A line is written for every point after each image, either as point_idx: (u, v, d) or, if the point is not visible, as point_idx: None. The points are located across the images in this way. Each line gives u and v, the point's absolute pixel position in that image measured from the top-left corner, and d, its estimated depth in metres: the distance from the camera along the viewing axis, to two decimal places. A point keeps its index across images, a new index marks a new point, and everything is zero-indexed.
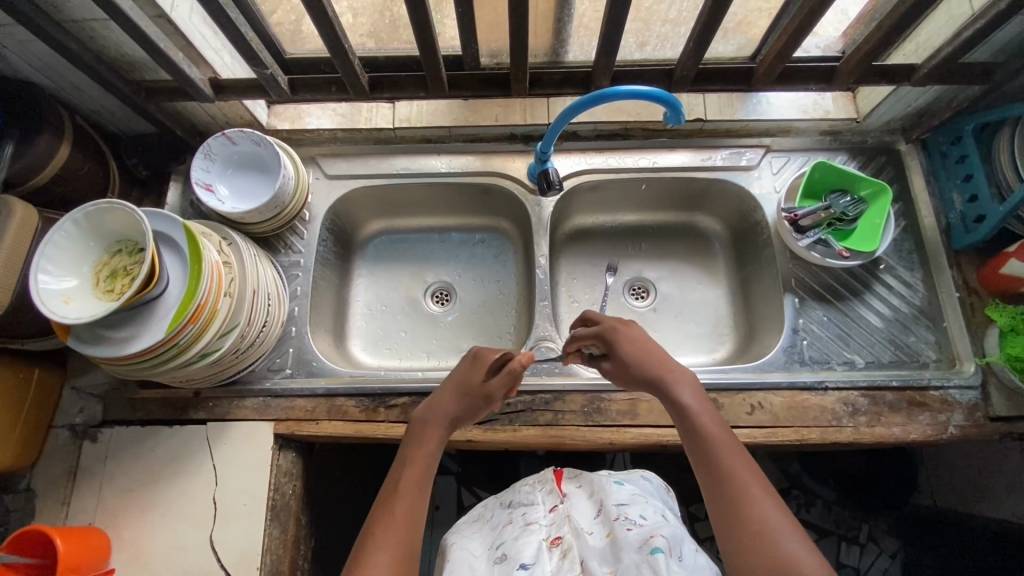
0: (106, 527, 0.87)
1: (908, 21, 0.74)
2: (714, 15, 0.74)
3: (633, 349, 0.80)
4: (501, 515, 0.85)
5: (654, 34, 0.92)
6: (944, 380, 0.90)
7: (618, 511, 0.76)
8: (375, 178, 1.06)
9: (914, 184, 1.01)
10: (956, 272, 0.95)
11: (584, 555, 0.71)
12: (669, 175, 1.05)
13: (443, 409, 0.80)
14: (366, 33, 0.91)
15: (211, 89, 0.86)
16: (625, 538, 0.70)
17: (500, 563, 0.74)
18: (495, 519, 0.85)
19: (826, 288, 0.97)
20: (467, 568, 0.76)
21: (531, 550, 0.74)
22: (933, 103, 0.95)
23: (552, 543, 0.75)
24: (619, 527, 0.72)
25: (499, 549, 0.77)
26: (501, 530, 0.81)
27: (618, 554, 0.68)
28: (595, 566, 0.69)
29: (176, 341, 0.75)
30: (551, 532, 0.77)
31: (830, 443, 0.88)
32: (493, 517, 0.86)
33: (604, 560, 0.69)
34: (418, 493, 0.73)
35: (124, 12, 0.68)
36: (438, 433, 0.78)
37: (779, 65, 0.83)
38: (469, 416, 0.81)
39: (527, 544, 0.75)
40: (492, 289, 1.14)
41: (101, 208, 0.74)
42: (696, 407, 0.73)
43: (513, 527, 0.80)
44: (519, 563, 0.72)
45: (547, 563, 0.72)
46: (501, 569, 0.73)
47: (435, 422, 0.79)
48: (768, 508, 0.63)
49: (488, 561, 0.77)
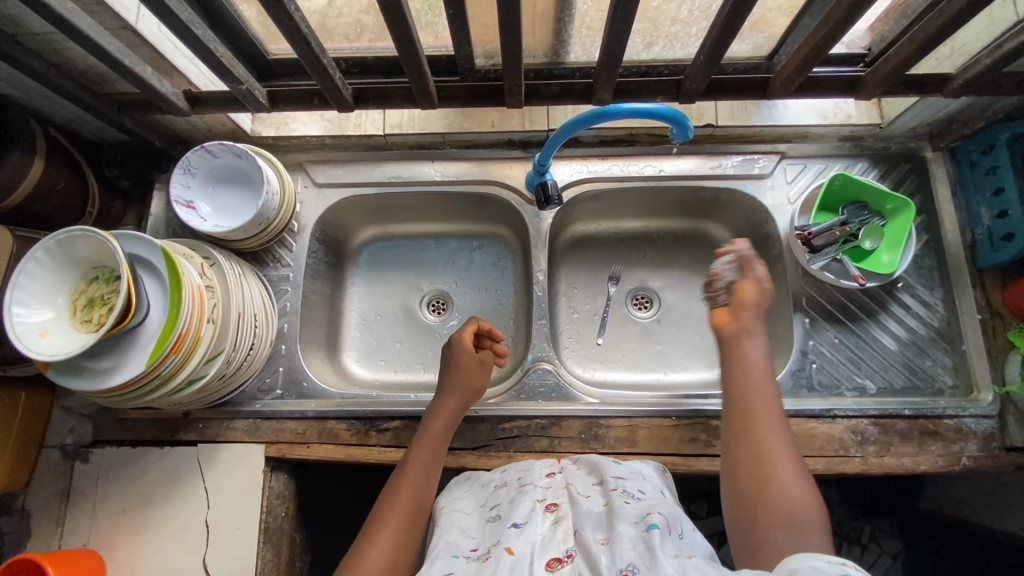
0: (100, 549, 0.87)
1: (945, 33, 0.67)
2: (729, 25, 0.67)
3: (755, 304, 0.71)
4: (496, 478, 0.79)
5: (663, 34, 0.84)
6: (960, 410, 0.86)
7: (615, 483, 0.71)
8: (366, 187, 1.01)
9: (939, 195, 0.94)
10: (979, 292, 0.90)
11: (579, 524, 0.63)
12: (675, 184, 0.99)
13: (448, 399, 0.82)
14: (363, 10, 0.80)
15: (186, 102, 0.80)
16: (622, 510, 0.65)
17: (493, 524, 0.69)
18: (489, 480, 0.79)
19: (839, 308, 0.92)
20: (455, 532, 0.70)
21: (525, 510, 0.67)
22: (964, 110, 0.88)
23: (548, 507, 0.68)
24: (616, 498, 0.67)
25: (494, 512, 0.71)
26: (496, 492, 0.76)
27: (613, 523, 0.62)
28: (588, 534, 0.62)
29: (159, 371, 0.73)
30: (547, 496, 0.70)
31: (837, 474, 0.85)
32: (489, 478, 0.80)
33: (597, 528, 0.63)
34: (425, 474, 0.75)
35: (83, 32, 0.63)
36: (443, 420, 0.80)
37: (798, 78, 0.76)
38: (477, 390, 0.83)
39: (522, 504, 0.69)
40: (489, 299, 1.10)
41: (74, 236, 0.71)
42: (756, 366, 0.68)
43: (508, 490, 0.74)
44: (510, 522, 0.66)
45: (539, 527, 0.64)
46: (493, 530, 0.68)
47: (443, 407, 0.81)
48: (792, 468, 0.61)
49: (481, 521, 0.71)
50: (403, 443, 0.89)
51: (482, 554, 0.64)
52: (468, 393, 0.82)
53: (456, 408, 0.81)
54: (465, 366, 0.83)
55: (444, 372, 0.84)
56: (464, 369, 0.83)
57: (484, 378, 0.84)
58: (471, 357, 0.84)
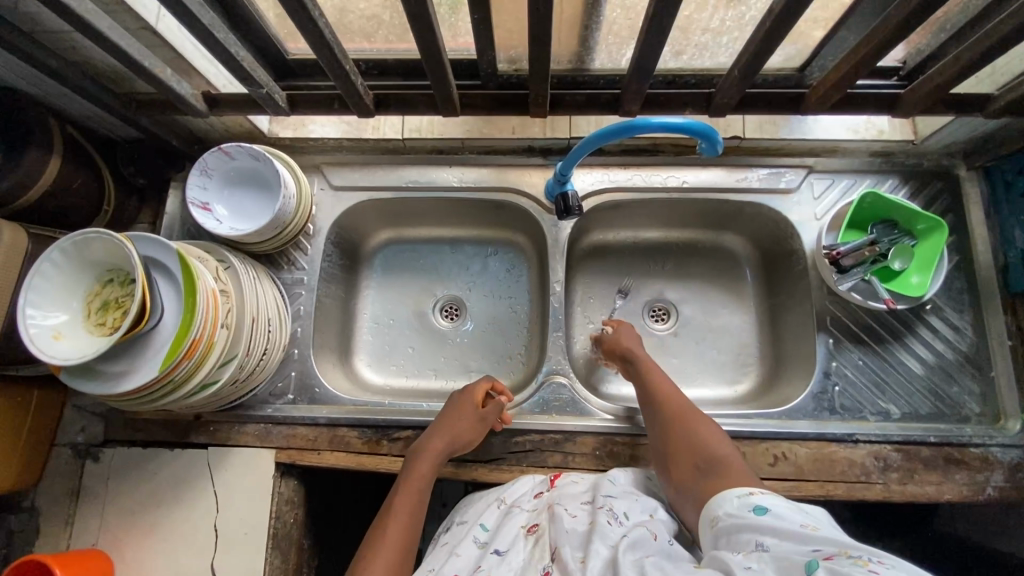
0: (109, 549, 0.86)
1: (993, 53, 0.64)
2: (766, 41, 0.65)
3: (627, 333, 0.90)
4: (491, 495, 0.80)
5: (693, 43, 0.81)
6: (987, 439, 0.84)
7: (603, 502, 0.70)
8: (382, 190, 1.00)
9: (972, 216, 0.92)
10: (1010, 317, 0.88)
11: (557, 542, 0.65)
12: (698, 196, 0.97)
13: (440, 440, 0.79)
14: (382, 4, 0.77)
15: (205, 103, 0.79)
16: (603, 528, 0.64)
17: (480, 548, 0.71)
18: (486, 496, 0.81)
19: (864, 329, 0.90)
20: (445, 553, 0.72)
21: (508, 536, 0.70)
22: (1002, 130, 0.85)
23: (529, 531, 0.70)
24: (600, 515, 0.67)
25: (482, 534, 0.73)
26: (490, 510, 0.77)
27: (591, 541, 0.62)
28: (568, 552, 0.63)
29: (172, 377, 0.72)
30: (530, 519, 0.72)
31: (857, 500, 0.83)
32: (484, 494, 0.82)
33: (576, 546, 0.63)
34: (411, 515, 0.71)
35: (104, 33, 0.62)
36: (428, 463, 0.77)
37: (834, 95, 0.73)
38: (467, 440, 0.81)
39: (506, 529, 0.71)
40: (503, 306, 1.08)
41: (89, 238, 0.70)
42: (647, 364, 0.83)
43: (496, 510, 0.77)
44: (493, 549, 0.69)
45: (519, 554, 0.67)
46: (479, 555, 0.70)
47: (429, 450, 0.78)
48: (709, 426, 0.72)
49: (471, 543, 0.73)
50: None
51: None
52: (458, 439, 0.80)
53: (443, 453, 0.78)
54: (466, 415, 0.81)
55: (438, 417, 0.82)
56: (464, 416, 0.81)
57: (478, 435, 0.83)
58: (473, 406, 0.82)
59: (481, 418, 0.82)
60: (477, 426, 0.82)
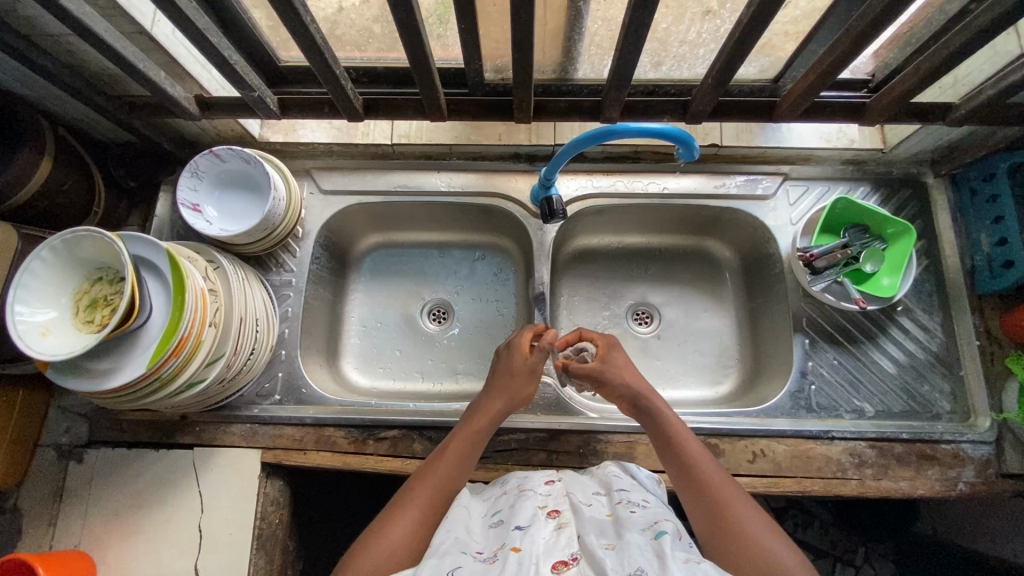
0: (91, 551, 0.86)
1: (950, 64, 0.68)
2: (738, 48, 0.68)
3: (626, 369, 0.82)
4: (495, 490, 0.76)
5: (671, 54, 0.85)
6: (957, 435, 0.86)
7: (620, 495, 0.70)
8: (372, 195, 1.02)
9: (939, 221, 0.95)
10: (978, 318, 0.91)
11: (583, 530, 0.62)
12: (678, 202, 1.00)
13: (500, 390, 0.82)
14: (373, 19, 0.81)
15: (197, 107, 0.81)
16: (628, 519, 0.64)
17: (497, 528, 0.65)
18: (489, 491, 0.76)
19: (839, 330, 0.93)
20: (461, 527, 0.66)
21: (527, 514, 0.65)
22: (966, 138, 0.89)
23: (549, 513, 0.65)
24: (622, 509, 0.66)
25: (495, 518, 0.68)
26: (497, 500, 0.73)
27: (620, 531, 0.61)
28: (593, 540, 0.60)
29: (158, 375, 0.72)
30: (548, 504, 0.68)
31: (833, 495, 0.85)
32: (485, 491, 0.77)
33: (603, 535, 0.61)
34: (461, 459, 0.75)
35: (99, 35, 0.63)
36: (487, 409, 0.80)
37: (804, 103, 0.77)
38: (524, 387, 0.82)
39: (523, 510, 0.66)
40: (490, 309, 1.10)
41: (80, 236, 0.71)
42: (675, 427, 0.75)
43: (508, 497, 0.72)
44: (514, 526, 0.63)
45: (543, 531, 0.62)
46: (497, 534, 0.64)
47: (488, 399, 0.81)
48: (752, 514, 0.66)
49: (484, 526, 0.67)
50: (401, 453, 0.89)
51: (489, 557, 0.60)
52: (515, 390, 0.82)
53: (499, 401, 0.81)
54: (519, 362, 0.83)
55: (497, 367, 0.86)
56: (519, 367, 0.83)
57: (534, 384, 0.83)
58: (527, 359, 0.83)
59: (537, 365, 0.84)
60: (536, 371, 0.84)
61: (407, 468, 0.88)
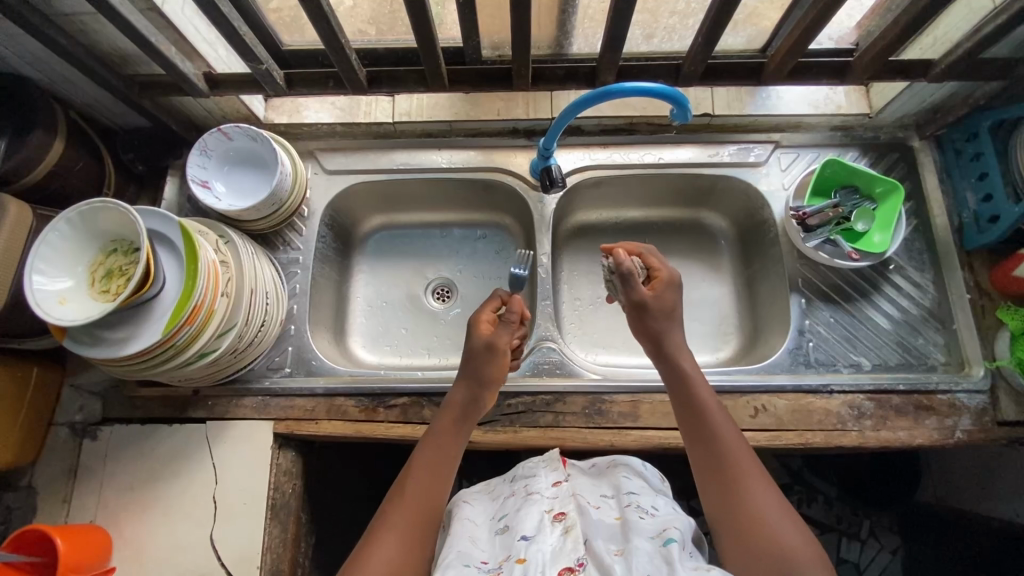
0: (107, 525, 0.87)
1: (926, 16, 0.71)
2: (724, 9, 0.71)
3: (664, 311, 0.80)
4: (505, 488, 0.78)
5: (661, 26, 0.88)
6: (953, 385, 0.89)
7: (629, 498, 0.70)
8: (376, 174, 1.05)
9: (926, 182, 0.99)
10: (968, 273, 0.94)
11: (590, 534, 0.64)
12: (674, 171, 1.03)
13: (458, 389, 0.79)
14: (367, 21, 0.88)
15: (206, 84, 0.84)
16: (636, 524, 0.64)
17: (503, 535, 0.68)
18: (498, 490, 0.78)
19: (833, 288, 0.95)
20: (466, 541, 0.69)
21: (533, 522, 0.67)
22: (949, 99, 0.93)
23: (555, 517, 0.67)
24: (630, 512, 0.67)
25: (501, 523, 0.71)
26: (505, 502, 0.75)
27: (628, 536, 0.63)
28: (600, 545, 0.63)
29: (173, 342, 0.74)
30: (554, 506, 0.69)
31: (834, 447, 0.87)
32: (496, 489, 0.79)
33: (611, 539, 0.64)
34: (434, 471, 0.73)
35: (115, 8, 0.67)
36: (451, 415, 0.78)
37: (791, 61, 0.80)
38: (482, 378, 0.78)
39: (529, 516, 0.68)
40: (493, 285, 1.12)
41: (97, 207, 0.73)
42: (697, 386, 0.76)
43: (515, 499, 0.73)
44: (520, 535, 0.66)
45: (550, 537, 0.64)
46: (504, 542, 0.67)
47: (451, 402, 0.78)
48: (756, 487, 0.67)
49: (491, 533, 0.70)
50: (411, 419, 0.91)
51: (495, 568, 0.64)
52: (476, 384, 0.78)
53: (463, 400, 0.78)
54: (476, 350, 0.79)
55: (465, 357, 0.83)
56: (479, 357, 0.79)
57: (497, 367, 0.78)
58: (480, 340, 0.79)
59: (501, 358, 0.78)
60: (485, 363, 0.78)
61: (418, 434, 0.90)
